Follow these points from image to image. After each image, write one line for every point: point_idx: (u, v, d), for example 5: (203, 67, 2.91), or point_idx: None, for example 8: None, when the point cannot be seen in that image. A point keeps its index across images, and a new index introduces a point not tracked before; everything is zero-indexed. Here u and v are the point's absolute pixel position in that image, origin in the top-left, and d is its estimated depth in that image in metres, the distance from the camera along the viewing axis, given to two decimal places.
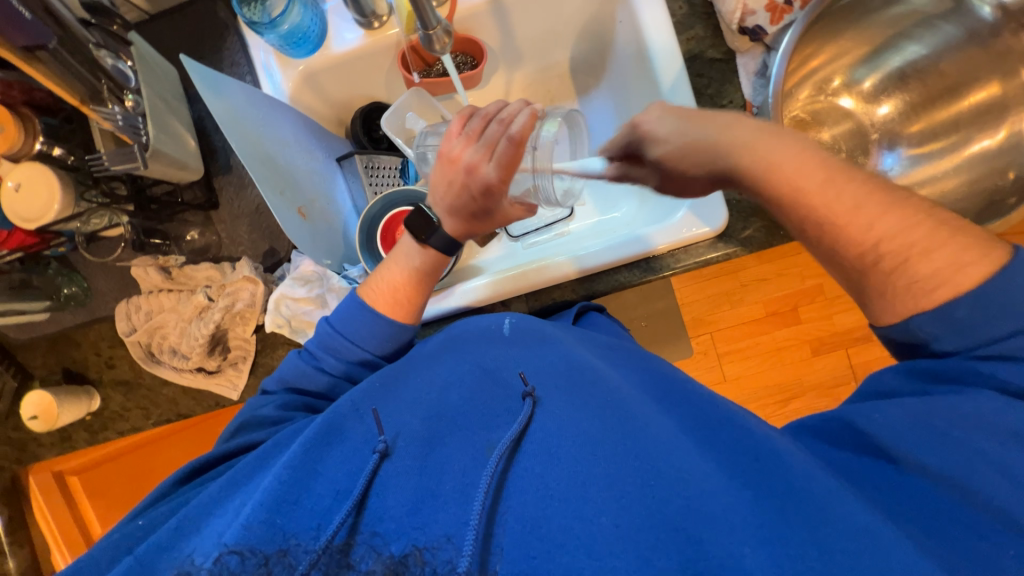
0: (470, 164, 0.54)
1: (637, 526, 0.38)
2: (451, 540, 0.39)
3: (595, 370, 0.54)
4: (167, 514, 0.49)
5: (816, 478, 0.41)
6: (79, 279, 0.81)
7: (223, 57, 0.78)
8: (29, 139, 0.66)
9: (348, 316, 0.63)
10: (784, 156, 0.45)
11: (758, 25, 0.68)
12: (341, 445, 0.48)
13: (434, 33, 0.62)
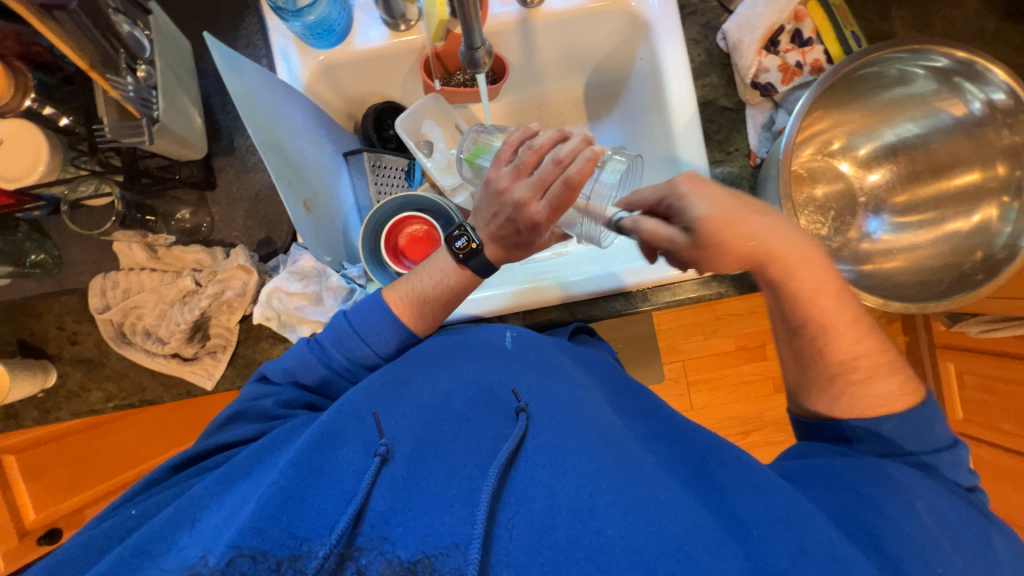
0: (523, 200, 0.55)
1: (642, 541, 0.39)
2: (459, 546, 0.38)
3: (590, 397, 0.55)
4: (162, 504, 0.47)
5: (809, 525, 0.43)
6: (49, 246, 0.76)
7: (240, 36, 0.76)
8: (19, 95, 0.62)
9: (366, 314, 0.63)
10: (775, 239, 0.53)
11: (770, 82, 0.73)
12: (349, 447, 0.47)
13: (478, 52, 0.62)
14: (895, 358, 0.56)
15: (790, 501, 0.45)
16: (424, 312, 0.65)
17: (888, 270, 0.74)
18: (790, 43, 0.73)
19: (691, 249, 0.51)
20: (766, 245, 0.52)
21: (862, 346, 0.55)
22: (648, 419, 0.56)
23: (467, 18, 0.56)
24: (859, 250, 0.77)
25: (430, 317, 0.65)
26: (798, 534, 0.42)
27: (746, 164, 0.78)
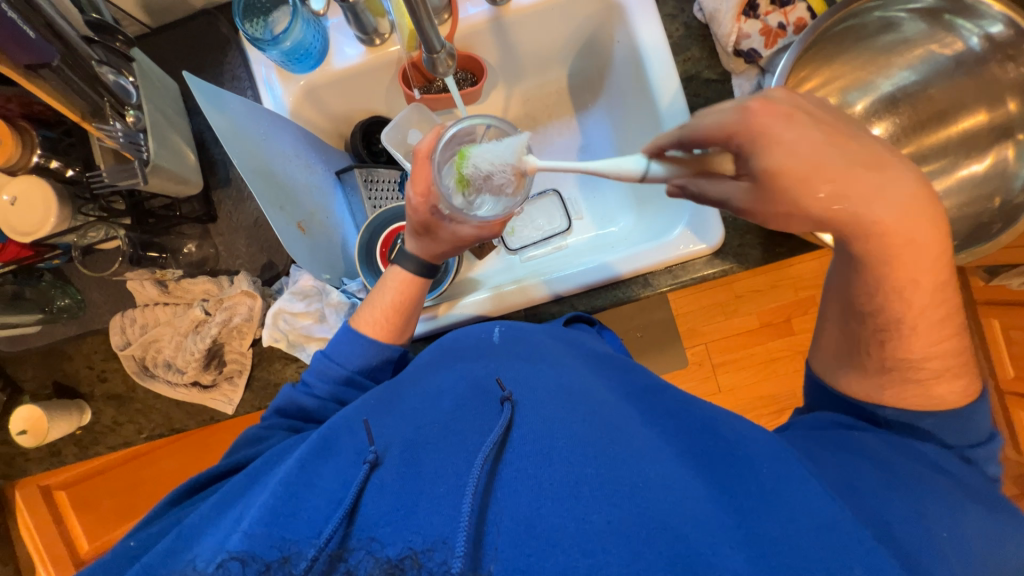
0: (410, 189, 0.62)
1: (630, 522, 0.39)
2: (446, 542, 0.38)
3: (579, 380, 0.54)
4: (159, 534, 0.47)
5: (802, 488, 0.42)
6: (72, 291, 0.80)
7: (224, 71, 0.79)
8: (26, 153, 0.66)
9: (340, 343, 0.65)
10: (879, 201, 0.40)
11: (753, 48, 0.71)
12: (337, 460, 0.47)
13: (439, 56, 0.63)
14: (940, 351, 0.47)
15: (785, 466, 0.44)
16: (377, 318, 0.66)
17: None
18: (771, 5, 0.70)
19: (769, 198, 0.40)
20: (877, 207, 0.39)
21: (900, 334, 0.46)
22: (643, 399, 0.55)
23: (421, 28, 0.57)
24: None
25: (395, 326, 0.67)
26: (789, 496, 0.41)
27: None
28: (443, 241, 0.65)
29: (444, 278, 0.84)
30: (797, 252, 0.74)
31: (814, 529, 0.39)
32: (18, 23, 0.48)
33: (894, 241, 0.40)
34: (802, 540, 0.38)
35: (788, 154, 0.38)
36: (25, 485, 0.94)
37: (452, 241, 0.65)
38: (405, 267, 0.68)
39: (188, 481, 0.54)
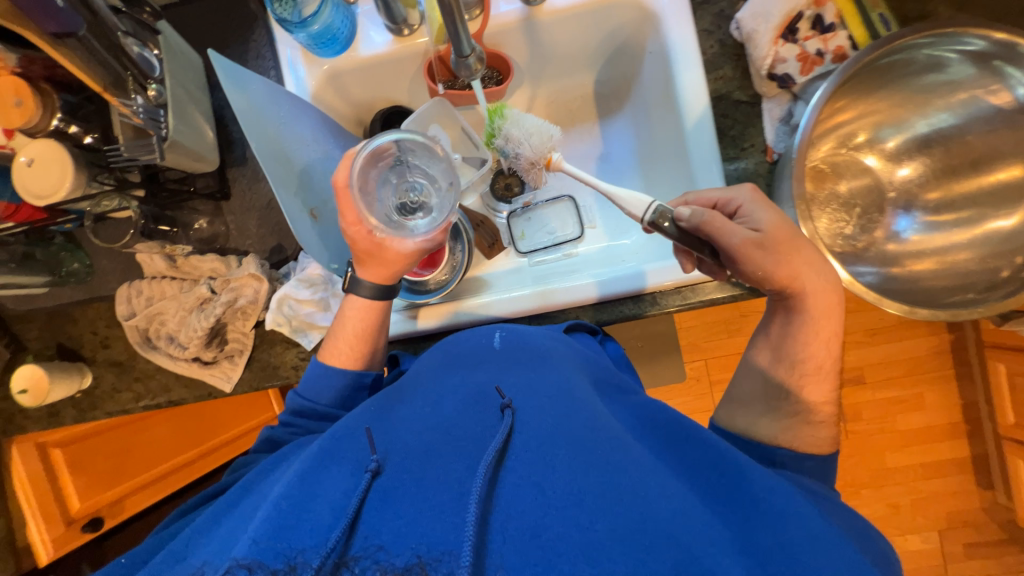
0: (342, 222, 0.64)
1: (631, 533, 0.40)
2: (452, 553, 0.39)
3: (581, 388, 0.55)
4: (152, 549, 0.51)
5: (792, 516, 0.45)
6: (82, 256, 0.80)
7: (249, 48, 0.78)
8: (46, 115, 0.65)
9: (308, 378, 0.67)
10: (814, 277, 0.59)
11: (787, 73, 0.69)
12: (339, 466, 0.48)
13: (468, 60, 0.62)
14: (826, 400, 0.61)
15: (770, 488, 0.48)
16: (347, 350, 0.68)
17: (917, 272, 0.69)
18: (811, 30, 0.68)
19: (756, 248, 0.57)
20: (804, 275, 0.59)
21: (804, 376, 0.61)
22: (637, 412, 0.57)
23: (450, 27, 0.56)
24: (887, 251, 0.72)
25: (365, 355, 0.68)
26: (777, 513, 0.45)
27: (762, 161, 0.74)
28: (389, 261, 0.66)
29: (450, 277, 0.83)
30: None
31: (807, 547, 0.42)
32: None
33: (812, 302, 0.59)
34: (793, 548, 0.42)
35: (767, 227, 0.58)
36: (24, 440, 0.94)
37: (399, 258, 0.66)
38: (360, 294, 0.67)
39: (182, 507, 0.58)
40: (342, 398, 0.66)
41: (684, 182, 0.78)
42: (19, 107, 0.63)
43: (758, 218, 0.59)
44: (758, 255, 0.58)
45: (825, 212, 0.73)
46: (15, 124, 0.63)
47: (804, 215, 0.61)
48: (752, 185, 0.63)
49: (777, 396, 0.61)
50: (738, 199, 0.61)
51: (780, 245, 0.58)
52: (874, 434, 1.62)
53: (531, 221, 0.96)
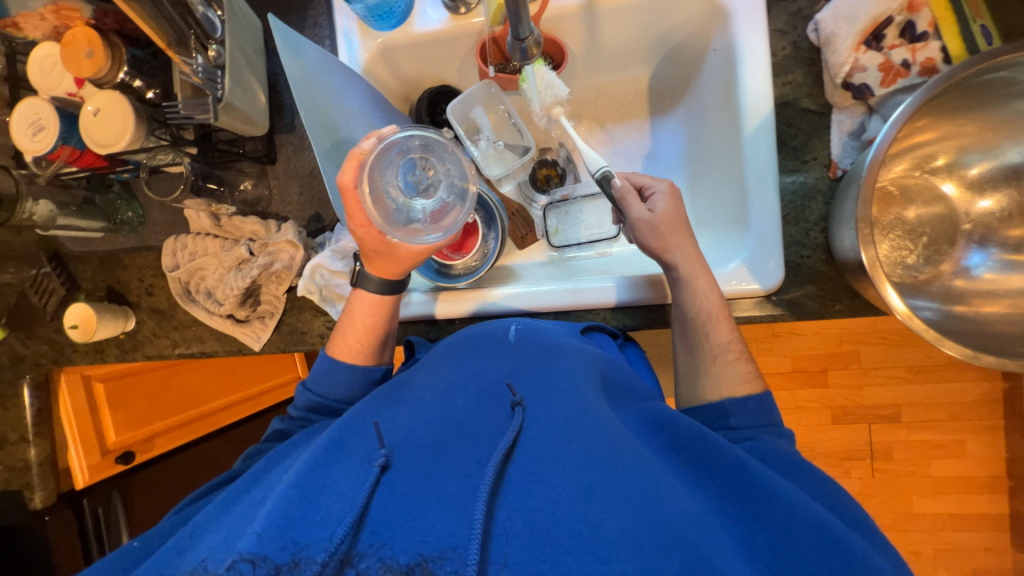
0: (351, 225, 0.64)
1: (641, 533, 0.41)
2: (456, 549, 0.40)
3: (590, 388, 0.55)
4: (167, 532, 0.54)
5: (804, 508, 0.46)
6: (136, 206, 0.84)
7: (307, 16, 0.79)
8: (113, 68, 0.67)
9: (318, 369, 0.68)
10: (693, 260, 0.68)
11: (865, 83, 0.64)
12: (348, 459, 0.49)
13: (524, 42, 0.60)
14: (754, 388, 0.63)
15: (773, 479, 0.48)
16: (355, 342, 0.69)
17: (984, 314, 0.63)
18: (898, 39, 0.63)
19: (643, 227, 0.69)
20: (683, 259, 0.68)
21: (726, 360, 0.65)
22: (640, 411, 0.56)
23: (514, 13, 0.54)
24: (952, 286, 0.66)
25: (372, 347, 0.69)
26: (782, 504, 0.46)
27: (823, 176, 0.69)
28: (397, 260, 0.66)
29: (478, 264, 0.83)
30: (857, 314, 0.68)
31: (807, 532, 0.44)
32: None
33: (699, 277, 0.67)
34: (796, 540, 0.44)
35: (658, 216, 0.69)
36: (71, 372, 1.00)
37: (408, 257, 0.66)
38: (369, 289, 0.69)
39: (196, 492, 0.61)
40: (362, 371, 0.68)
41: (735, 192, 0.75)
42: (90, 58, 0.65)
43: (657, 204, 0.70)
44: (648, 237, 0.69)
45: (886, 238, 0.68)
46: (86, 75, 0.65)
47: (865, 240, 0.56)
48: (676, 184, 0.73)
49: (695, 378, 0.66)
50: (656, 189, 0.72)
51: (664, 230, 0.69)
52: (903, 476, 1.54)
53: (568, 216, 0.93)
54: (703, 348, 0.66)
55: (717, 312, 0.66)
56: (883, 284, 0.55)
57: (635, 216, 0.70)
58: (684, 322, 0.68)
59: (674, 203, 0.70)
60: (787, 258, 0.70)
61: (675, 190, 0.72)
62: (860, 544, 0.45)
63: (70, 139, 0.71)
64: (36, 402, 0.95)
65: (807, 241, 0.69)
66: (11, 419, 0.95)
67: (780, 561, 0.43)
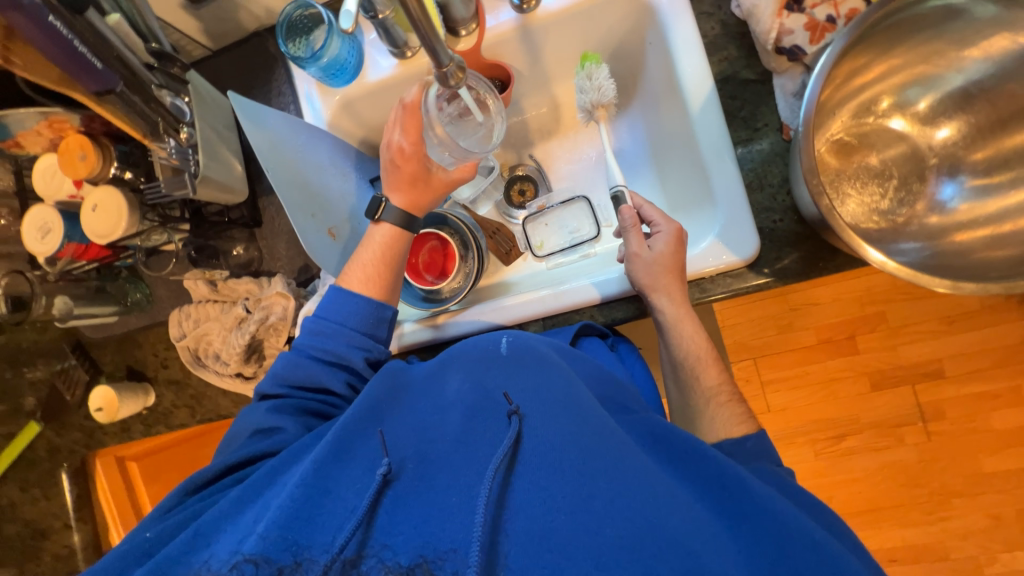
0: (404, 141, 0.70)
1: (638, 537, 0.42)
2: (457, 551, 0.43)
3: (591, 400, 0.54)
4: (175, 529, 0.52)
5: (800, 524, 0.46)
6: (143, 287, 0.90)
7: (272, 88, 0.86)
8: (105, 164, 0.74)
9: (328, 303, 0.69)
10: (684, 312, 0.69)
11: (796, 44, 0.65)
12: (352, 465, 0.50)
13: (447, 70, 0.55)
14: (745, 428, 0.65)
15: (770, 495, 0.48)
16: (370, 273, 0.71)
17: (963, 244, 0.66)
18: None
19: (641, 264, 0.70)
20: (676, 306, 0.69)
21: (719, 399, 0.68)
22: (638, 422, 0.56)
23: (426, 40, 0.50)
24: (930, 223, 0.69)
25: (385, 281, 0.72)
26: (778, 521, 0.46)
27: (778, 139, 0.70)
28: (429, 190, 0.73)
29: (462, 286, 0.85)
30: (844, 269, 0.67)
31: (802, 549, 0.45)
32: (88, 56, 0.53)
33: (688, 326, 0.70)
34: (789, 553, 0.44)
35: (657, 258, 0.69)
36: (105, 454, 1.03)
37: (441, 185, 0.74)
38: (390, 220, 0.73)
39: (202, 474, 0.59)
40: (375, 306, 0.70)
41: (698, 172, 0.76)
42: (84, 160, 0.71)
43: (658, 244, 0.70)
44: (645, 274, 0.69)
45: (853, 195, 0.71)
46: (81, 176, 0.72)
47: (815, 190, 0.56)
48: (681, 226, 0.72)
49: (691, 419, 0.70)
50: (661, 229, 0.72)
51: (659, 271, 0.69)
52: (963, 435, 1.44)
53: (549, 225, 0.95)
54: (698, 390, 0.69)
55: (705, 354, 0.70)
56: (857, 243, 0.55)
57: (634, 253, 0.71)
58: (676, 363, 0.72)
59: (673, 245, 0.70)
60: (759, 225, 0.70)
61: (681, 234, 0.71)
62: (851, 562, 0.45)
63: (75, 235, 0.77)
64: (74, 489, 1.02)
65: (776, 205, 0.69)
66: (54, 507, 1.02)
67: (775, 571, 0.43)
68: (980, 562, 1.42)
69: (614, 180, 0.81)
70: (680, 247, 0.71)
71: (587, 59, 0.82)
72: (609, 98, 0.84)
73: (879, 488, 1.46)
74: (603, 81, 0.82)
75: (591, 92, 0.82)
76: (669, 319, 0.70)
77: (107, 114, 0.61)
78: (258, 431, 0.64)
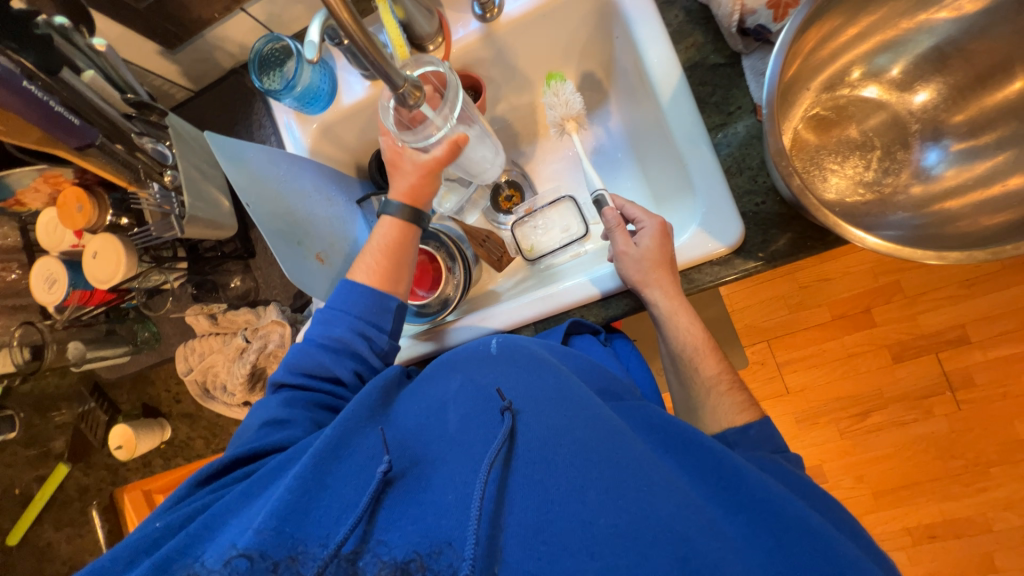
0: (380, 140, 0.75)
1: (633, 526, 0.42)
2: (452, 545, 0.43)
3: (583, 392, 0.54)
4: (187, 517, 0.53)
5: (800, 512, 0.46)
6: (150, 325, 0.93)
7: (253, 121, 0.88)
8: (102, 213, 0.76)
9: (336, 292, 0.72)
10: (678, 304, 0.69)
11: (760, 24, 0.65)
12: (350, 461, 0.51)
13: (403, 91, 0.59)
14: (745, 417, 0.63)
15: (768, 483, 0.48)
16: (374, 264, 0.73)
17: (952, 210, 0.64)
18: None
19: (626, 262, 0.69)
20: (672, 297, 0.68)
21: (719, 388, 0.67)
22: (636, 412, 0.56)
23: (379, 65, 0.54)
24: (916, 193, 0.67)
25: (388, 272, 0.73)
26: (777, 510, 0.46)
27: (753, 121, 0.69)
28: (408, 181, 0.74)
29: (452, 296, 0.85)
30: (835, 246, 0.65)
31: (798, 534, 0.44)
32: (66, 115, 0.56)
33: (682, 316, 0.69)
34: (790, 549, 0.43)
35: (642, 254, 0.69)
36: (132, 490, 1.01)
37: (417, 175, 0.74)
38: (393, 215, 0.75)
39: (213, 465, 0.60)
40: (380, 297, 0.72)
41: (676, 163, 0.75)
42: (81, 211, 0.74)
43: (643, 239, 0.70)
44: (630, 271, 0.69)
45: (835, 170, 0.69)
46: (81, 226, 0.75)
47: (785, 172, 0.55)
48: (663, 219, 0.72)
49: (693, 411, 0.69)
50: (644, 226, 0.72)
51: (645, 267, 0.68)
52: (994, 402, 1.38)
53: (536, 228, 0.93)
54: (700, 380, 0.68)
55: (706, 345, 0.70)
56: (840, 224, 0.54)
57: (617, 250, 0.71)
58: (676, 354, 0.71)
59: (657, 235, 0.70)
60: (742, 210, 0.68)
61: (666, 228, 0.71)
62: (853, 551, 0.44)
63: (79, 282, 0.80)
64: (107, 525, 1.03)
65: (758, 188, 0.68)
66: (88, 545, 1.05)
67: (777, 561, 0.42)
68: None
69: (593, 186, 0.81)
70: (666, 236, 0.70)
71: (552, 78, 0.84)
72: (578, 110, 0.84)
73: (911, 463, 1.41)
74: (570, 96, 0.82)
75: (560, 107, 0.83)
76: (663, 313, 0.69)
77: (92, 167, 0.64)
78: (269, 422, 0.64)
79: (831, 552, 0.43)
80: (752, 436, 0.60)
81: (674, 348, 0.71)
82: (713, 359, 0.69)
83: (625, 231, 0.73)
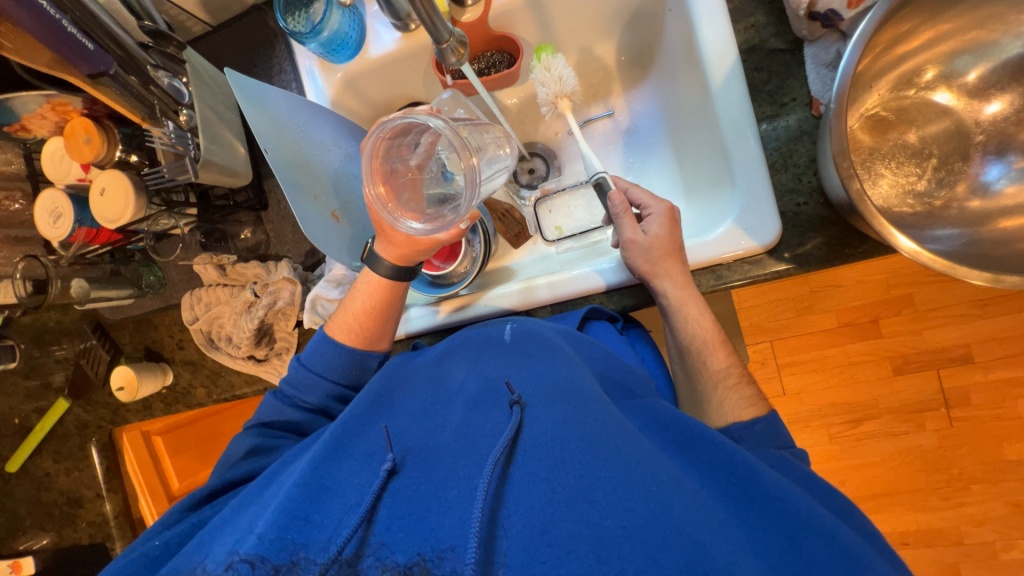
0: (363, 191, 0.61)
1: (642, 529, 0.40)
2: (455, 549, 0.41)
3: (593, 387, 0.52)
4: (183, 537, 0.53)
5: (816, 513, 0.45)
6: (155, 270, 0.91)
7: (273, 65, 0.83)
8: (110, 148, 0.72)
9: (314, 349, 0.69)
10: (693, 303, 0.67)
11: (832, 9, 0.61)
12: (352, 460, 0.51)
13: (448, 45, 0.60)
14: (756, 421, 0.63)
15: (783, 483, 0.47)
16: (351, 325, 0.69)
17: (1006, 230, 0.61)
18: None
19: (633, 246, 0.67)
20: (687, 290, 0.66)
21: (734, 379, 0.66)
22: (645, 409, 0.55)
23: (428, 17, 0.54)
24: (970, 208, 0.65)
25: (374, 329, 0.70)
26: (793, 509, 0.45)
27: (807, 115, 0.65)
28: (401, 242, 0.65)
29: (470, 270, 0.82)
30: (874, 256, 0.63)
31: (815, 541, 0.43)
32: (80, 38, 0.53)
33: (699, 309, 0.67)
34: (805, 547, 0.42)
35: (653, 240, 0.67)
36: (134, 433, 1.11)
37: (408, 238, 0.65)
38: (377, 271, 0.68)
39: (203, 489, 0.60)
40: (357, 356, 0.69)
41: (717, 149, 0.71)
42: (88, 144, 0.70)
43: (651, 226, 0.68)
44: (640, 260, 0.67)
45: (887, 175, 0.66)
46: (87, 160, 0.70)
47: (845, 174, 0.53)
48: (672, 205, 0.70)
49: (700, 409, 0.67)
50: (652, 212, 0.70)
51: (660, 259, 0.66)
52: (988, 422, 1.39)
53: (556, 211, 0.91)
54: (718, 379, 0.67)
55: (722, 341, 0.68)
56: (888, 229, 0.51)
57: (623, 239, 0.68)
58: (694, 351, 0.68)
59: (667, 219, 0.69)
60: (780, 209, 0.65)
61: (673, 214, 0.70)
62: (876, 559, 0.43)
63: (85, 219, 0.77)
64: (105, 462, 1.06)
65: (801, 187, 0.65)
66: (86, 480, 1.06)
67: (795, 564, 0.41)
68: (996, 547, 1.39)
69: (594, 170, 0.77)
70: (676, 223, 0.69)
71: (541, 50, 0.79)
72: (571, 87, 0.79)
73: (898, 473, 1.44)
74: (562, 71, 0.77)
75: (551, 84, 0.78)
76: (682, 307, 0.67)
77: (104, 98, 0.60)
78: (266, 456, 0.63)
79: (847, 556, 0.42)
80: (765, 438, 0.59)
81: (686, 345, 0.69)
82: (733, 357, 0.68)
83: (633, 217, 0.70)
